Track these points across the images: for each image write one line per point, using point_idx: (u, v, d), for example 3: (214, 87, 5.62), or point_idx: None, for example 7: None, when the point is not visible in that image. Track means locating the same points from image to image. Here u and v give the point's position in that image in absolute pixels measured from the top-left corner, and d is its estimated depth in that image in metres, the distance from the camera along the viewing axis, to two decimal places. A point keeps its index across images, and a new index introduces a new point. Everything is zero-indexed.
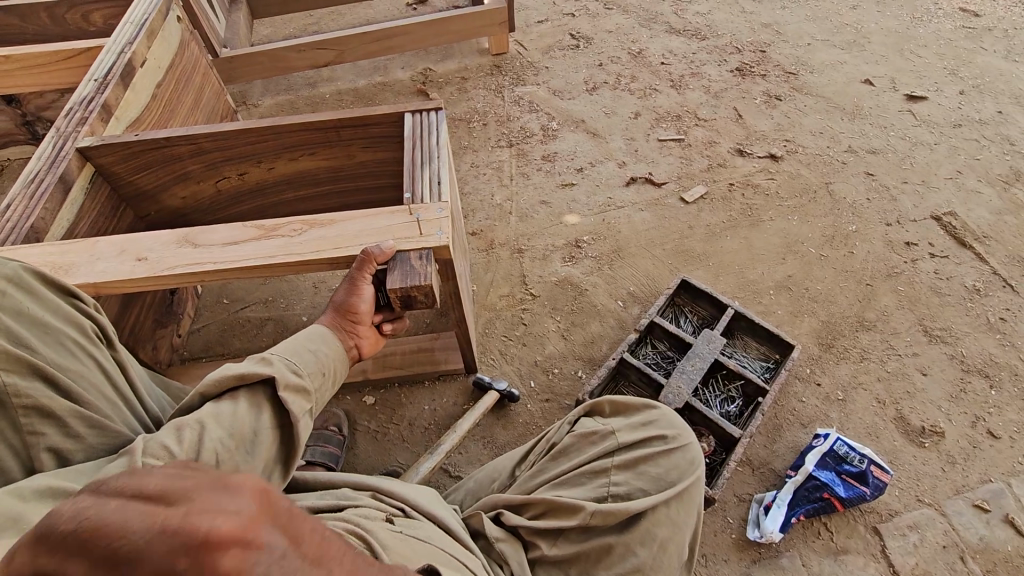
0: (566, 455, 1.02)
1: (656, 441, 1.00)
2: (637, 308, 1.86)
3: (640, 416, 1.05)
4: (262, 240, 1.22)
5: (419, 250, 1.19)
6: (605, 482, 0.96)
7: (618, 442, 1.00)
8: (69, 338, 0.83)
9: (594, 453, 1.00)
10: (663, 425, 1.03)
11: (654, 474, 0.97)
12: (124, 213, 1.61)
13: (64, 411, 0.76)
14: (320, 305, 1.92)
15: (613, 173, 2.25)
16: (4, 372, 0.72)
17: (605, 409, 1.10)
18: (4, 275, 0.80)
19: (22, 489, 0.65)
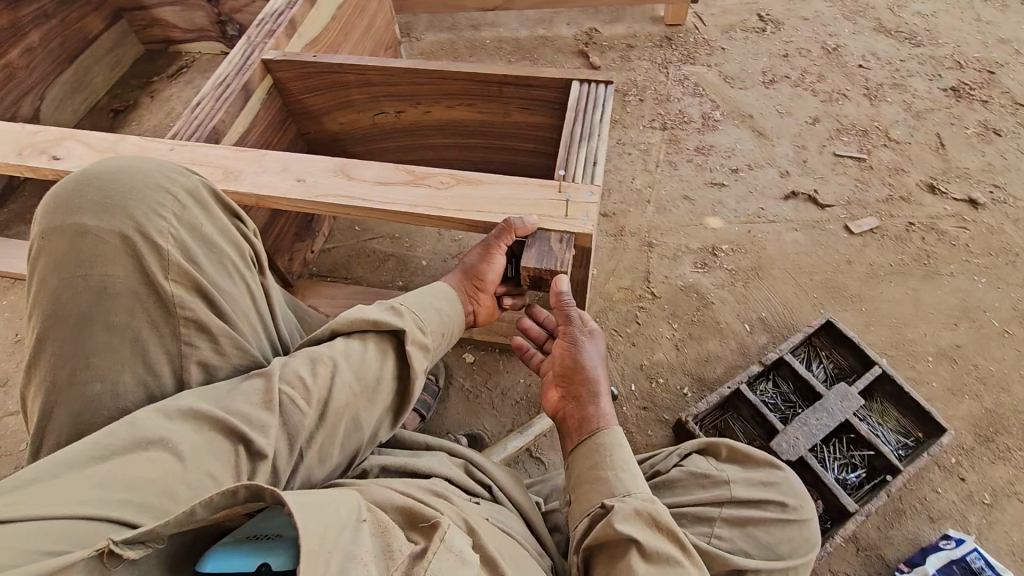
0: (674, 490, 1.03)
1: (775, 507, 0.99)
2: (764, 337, 1.69)
3: (762, 474, 1.03)
4: (411, 187, 1.22)
5: (561, 233, 1.12)
6: (711, 532, 0.95)
7: (733, 495, 0.98)
8: (229, 258, 0.87)
9: (706, 499, 0.99)
10: (785, 490, 1.02)
11: (763, 540, 0.95)
12: (289, 127, 1.70)
13: (216, 328, 0.81)
14: (441, 253, 1.95)
15: (772, 182, 2.03)
16: (173, 284, 0.79)
17: (720, 452, 1.07)
18: (184, 188, 0.86)
19: (170, 408, 0.72)
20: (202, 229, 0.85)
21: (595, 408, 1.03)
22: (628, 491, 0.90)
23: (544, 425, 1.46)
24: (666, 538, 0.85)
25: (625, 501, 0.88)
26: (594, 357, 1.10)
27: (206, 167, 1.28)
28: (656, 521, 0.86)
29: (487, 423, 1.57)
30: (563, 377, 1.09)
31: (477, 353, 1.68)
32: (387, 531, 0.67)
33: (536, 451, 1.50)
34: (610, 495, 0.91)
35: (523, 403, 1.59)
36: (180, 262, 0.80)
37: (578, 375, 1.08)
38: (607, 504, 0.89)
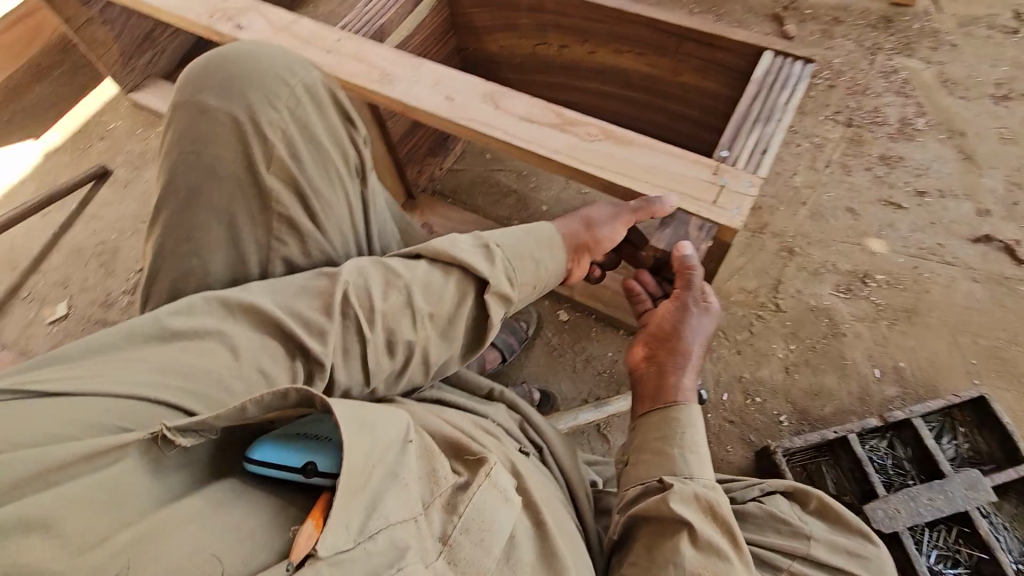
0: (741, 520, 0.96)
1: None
2: (893, 390, 1.48)
3: (851, 543, 0.93)
4: (555, 130, 1.15)
5: (703, 221, 1.02)
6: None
7: (808, 553, 0.90)
8: (333, 160, 0.88)
9: (778, 543, 0.92)
10: (871, 567, 0.91)
11: None
12: (450, 39, 1.66)
13: (306, 228, 0.84)
14: (563, 203, 1.89)
15: (964, 218, 1.71)
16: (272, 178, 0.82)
17: (810, 503, 0.98)
18: (304, 83, 0.87)
19: (232, 302, 0.75)
20: (312, 127, 0.86)
21: (679, 380, 0.93)
22: (692, 474, 0.84)
23: (620, 408, 1.43)
24: (719, 527, 0.80)
25: (684, 484, 0.82)
26: (699, 332, 0.97)
27: (366, 64, 1.29)
28: (714, 510, 0.81)
29: (562, 384, 1.54)
30: (655, 337, 0.99)
31: (572, 314, 1.64)
32: (436, 460, 0.71)
33: (604, 429, 1.46)
34: (671, 474, 0.84)
35: (604, 377, 1.55)
36: (282, 157, 0.82)
37: (673, 343, 0.97)
38: (666, 481, 0.83)
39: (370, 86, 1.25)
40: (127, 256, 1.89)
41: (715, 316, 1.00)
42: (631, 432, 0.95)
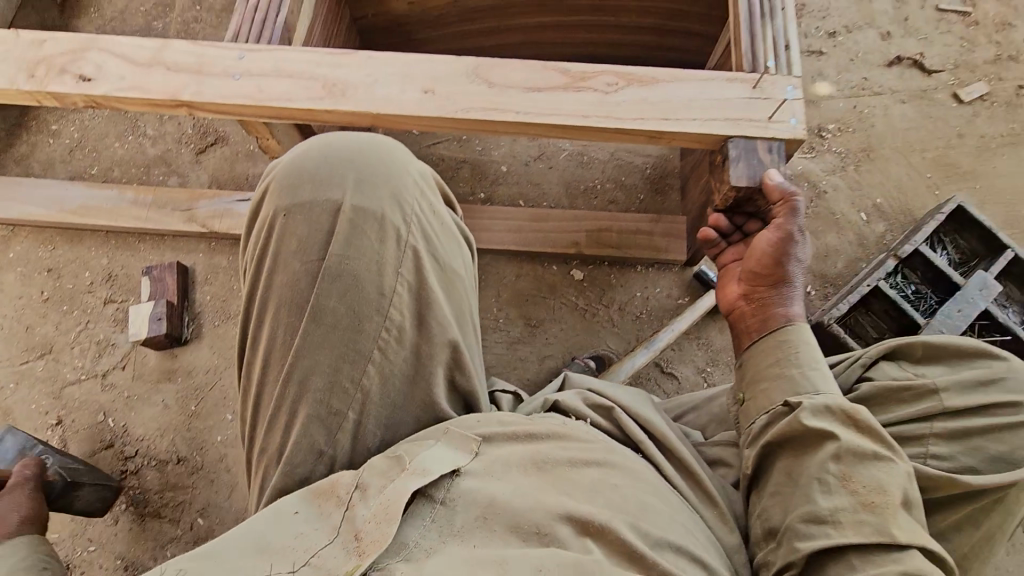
0: (881, 408, 0.98)
1: (1003, 407, 0.92)
2: (882, 225, 1.62)
3: (978, 370, 0.95)
4: (569, 93, 0.99)
5: (769, 140, 0.96)
6: (923, 451, 0.93)
7: (943, 405, 0.93)
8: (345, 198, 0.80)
9: (910, 415, 0.95)
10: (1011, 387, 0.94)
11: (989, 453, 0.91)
12: (343, 14, 1.35)
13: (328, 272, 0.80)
14: (521, 155, 1.70)
15: (874, 46, 1.83)
16: (285, 239, 0.80)
17: (916, 352, 1.01)
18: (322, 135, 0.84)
19: None
20: (327, 171, 0.81)
21: (783, 308, 0.94)
22: (813, 391, 0.87)
23: (669, 338, 1.38)
24: (866, 435, 0.82)
25: (812, 398, 0.87)
26: (803, 259, 0.95)
27: (295, 77, 1.00)
28: (855, 418, 0.83)
29: (609, 341, 1.50)
30: (758, 271, 0.96)
31: (586, 269, 1.56)
32: (338, 483, 0.73)
33: (666, 366, 1.45)
34: (795, 394, 0.88)
35: (645, 317, 1.52)
36: (294, 218, 0.80)
37: (766, 278, 0.96)
38: (787, 402, 0.89)
39: (322, 108, 0.99)
40: (31, 412, 1.47)
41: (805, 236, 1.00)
42: (739, 366, 0.99)
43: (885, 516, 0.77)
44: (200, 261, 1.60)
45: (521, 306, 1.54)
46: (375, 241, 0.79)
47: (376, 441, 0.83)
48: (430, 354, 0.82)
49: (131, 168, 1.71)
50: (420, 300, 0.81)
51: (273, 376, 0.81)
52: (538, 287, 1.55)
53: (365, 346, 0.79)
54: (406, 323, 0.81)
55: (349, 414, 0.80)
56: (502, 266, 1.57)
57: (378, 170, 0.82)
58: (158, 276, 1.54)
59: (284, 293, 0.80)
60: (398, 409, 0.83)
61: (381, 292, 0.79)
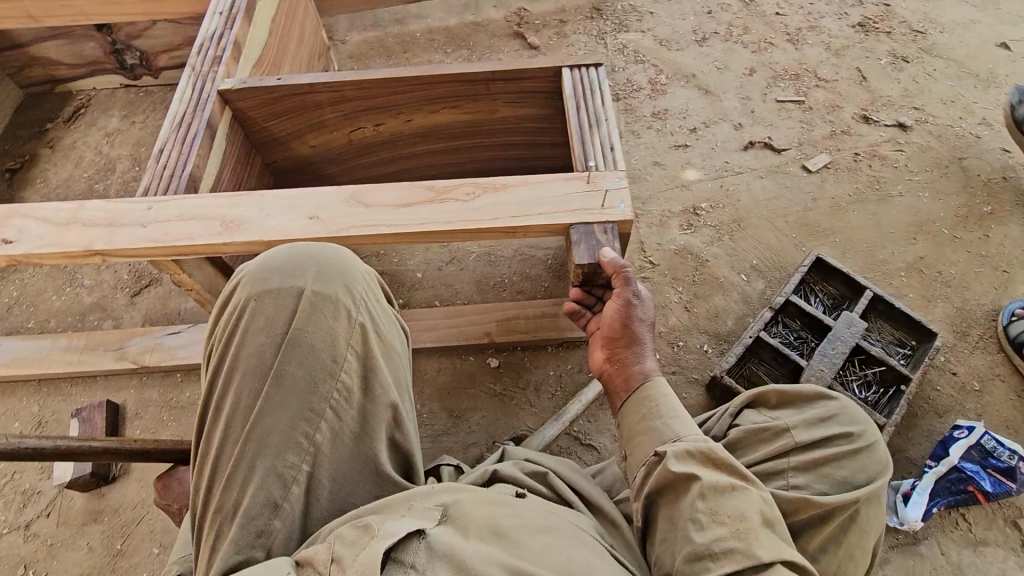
0: (746, 452, 1.14)
1: (837, 440, 1.11)
2: (761, 283, 1.81)
3: (817, 410, 1.17)
4: (434, 205, 1.16)
5: (603, 225, 1.13)
6: (786, 482, 1.07)
7: (795, 440, 1.12)
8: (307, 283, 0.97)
9: (771, 453, 1.11)
10: (842, 422, 1.14)
11: (838, 477, 1.07)
12: (254, 161, 1.56)
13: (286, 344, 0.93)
14: (434, 261, 1.87)
15: (729, 135, 2.15)
16: (251, 317, 0.94)
17: (772, 399, 1.23)
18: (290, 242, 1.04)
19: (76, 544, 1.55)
20: (293, 265, 0.98)
21: (639, 365, 1.07)
22: (677, 437, 0.97)
23: (578, 408, 1.51)
24: (725, 472, 0.91)
25: (675, 445, 0.96)
26: (645, 319, 1.10)
27: (197, 219, 1.16)
28: (712, 457, 0.92)
29: (529, 422, 1.58)
30: (611, 338, 1.09)
31: (501, 356, 1.67)
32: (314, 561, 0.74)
33: (584, 437, 1.53)
34: (663, 444, 0.97)
35: (560, 394, 1.62)
36: (261, 302, 0.95)
37: (622, 341, 1.08)
38: (657, 453, 0.96)
39: (220, 242, 1.13)
40: None
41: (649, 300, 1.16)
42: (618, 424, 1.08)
43: (750, 541, 0.82)
44: (131, 396, 1.65)
45: (444, 399, 1.62)
46: (332, 318, 0.94)
47: (326, 499, 0.91)
48: (374, 413, 0.94)
49: (66, 317, 1.81)
50: (366, 368, 0.95)
51: (236, 437, 0.90)
52: (459, 378, 1.65)
53: (320, 406, 0.90)
54: (356, 388, 0.94)
55: (305, 464, 0.89)
56: (423, 363, 1.67)
57: (335, 266, 0.99)
58: (87, 416, 1.58)
59: (252, 361, 0.92)
60: (346, 466, 0.93)
61: (334, 361, 0.92)
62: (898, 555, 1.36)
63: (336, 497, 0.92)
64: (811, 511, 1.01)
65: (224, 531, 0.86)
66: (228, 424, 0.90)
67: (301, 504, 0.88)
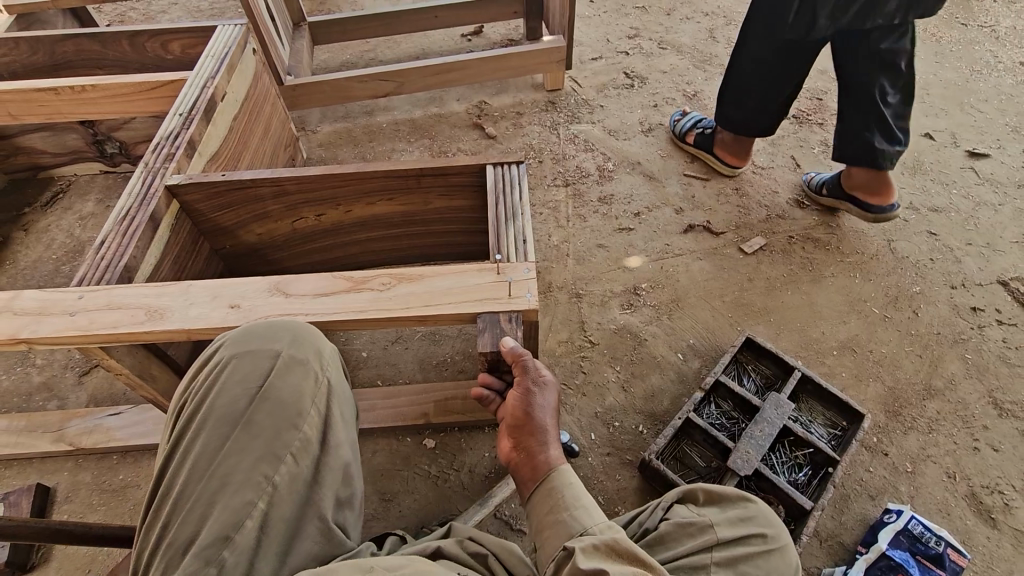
0: (665, 545, 0.98)
1: (754, 539, 0.97)
2: (697, 362, 1.85)
3: (738, 508, 1.01)
4: (351, 294, 1.24)
5: (508, 313, 1.19)
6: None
7: (718, 537, 0.96)
8: (285, 341, 0.97)
9: (690, 548, 0.96)
10: (761, 522, 1.00)
11: None
12: (202, 246, 1.65)
13: (254, 397, 0.90)
14: (380, 340, 1.92)
15: (670, 219, 2.26)
16: (225, 373, 0.92)
17: (699, 497, 1.05)
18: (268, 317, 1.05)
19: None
20: (274, 326, 0.99)
21: (545, 452, 1.04)
22: (583, 528, 0.94)
23: (504, 494, 1.50)
24: (625, 560, 0.87)
25: (582, 540, 0.91)
26: (547, 405, 1.09)
27: (124, 308, 1.23)
28: (616, 549, 0.89)
29: (460, 504, 1.57)
30: (514, 424, 1.08)
31: (437, 436, 1.69)
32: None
33: (513, 521, 1.51)
34: (574, 540, 0.92)
35: (493, 476, 1.61)
36: (238, 359, 0.93)
37: (529, 426, 1.06)
38: (568, 546, 0.91)
39: (142, 329, 1.19)
40: None
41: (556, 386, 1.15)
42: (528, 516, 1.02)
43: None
44: (64, 479, 1.65)
45: (377, 481, 1.62)
46: (304, 372, 0.93)
47: (274, 551, 0.81)
48: (331, 467, 0.89)
49: (12, 397, 1.83)
50: (329, 421, 0.92)
51: (195, 480, 0.83)
52: (393, 460, 1.65)
53: (283, 448, 0.86)
54: (316, 441, 0.90)
55: (261, 501, 0.82)
56: (359, 443, 1.68)
57: (311, 329, 1.00)
58: (14, 501, 1.57)
59: (224, 407, 0.88)
60: (299, 518, 0.85)
61: (300, 408, 0.90)
62: None
63: (285, 548, 0.83)
64: None
65: (169, 572, 0.77)
66: (190, 468, 0.84)
67: (251, 546, 0.79)
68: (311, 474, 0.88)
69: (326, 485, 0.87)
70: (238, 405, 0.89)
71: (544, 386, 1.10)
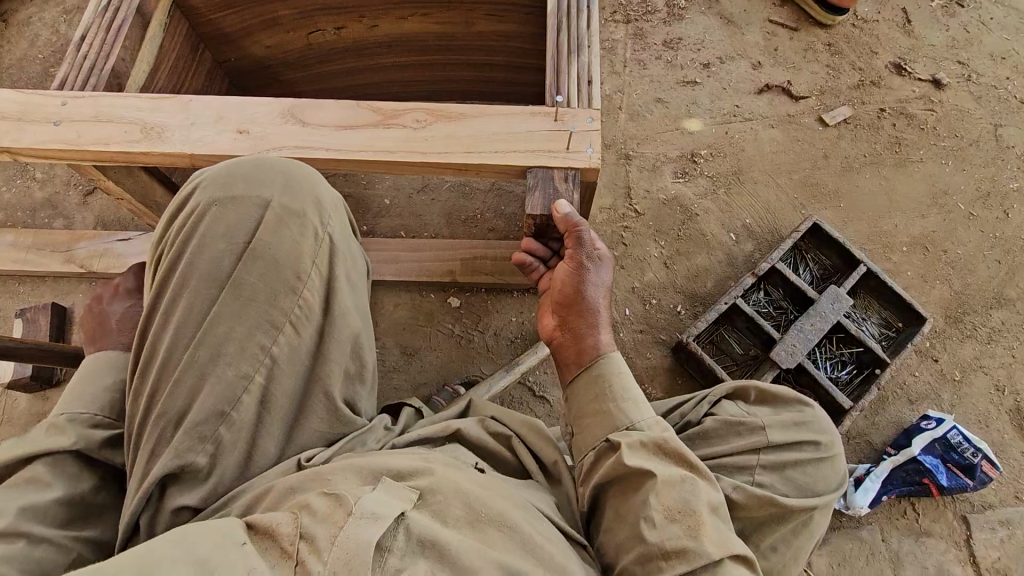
0: (709, 441, 0.91)
1: (806, 446, 0.91)
2: (750, 245, 1.68)
3: (793, 413, 0.93)
4: (378, 130, 1.04)
5: (564, 170, 1.00)
6: (751, 479, 0.87)
7: (769, 440, 0.89)
8: (274, 191, 0.82)
9: (740, 446, 0.89)
10: (814, 429, 0.93)
11: (802, 482, 0.88)
12: (204, 55, 1.40)
13: (243, 258, 0.79)
14: (404, 187, 1.75)
15: (745, 75, 1.93)
16: (207, 226, 0.79)
17: (749, 395, 0.97)
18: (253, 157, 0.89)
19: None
20: (261, 171, 0.84)
21: (594, 335, 0.91)
22: (631, 424, 0.84)
23: (531, 361, 1.42)
24: (672, 460, 0.80)
25: (627, 434, 0.83)
26: (601, 284, 0.95)
27: (115, 122, 1.04)
28: (663, 448, 0.81)
29: (483, 367, 1.52)
30: (561, 302, 0.95)
31: (462, 296, 1.59)
32: (275, 526, 0.59)
33: (536, 388, 1.47)
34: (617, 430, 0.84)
35: (518, 342, 1.55)
36: (219, 211, 0.80)
37: (578, 304, 0.93)
38: (612, 438, 0.83)
39: (138, 151, 1.02)
40: None
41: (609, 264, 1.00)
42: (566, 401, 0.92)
43: (700, 537, 0.73)
44: (80, 301, 1.61)
45: (398, 336, 1.56)
46: (299, 231, 0.81)
47: (279, 421, 0.79)
48: (336, 336, 0.81)
49: (16, 212, 1.72)
50: (330, 287, 0.82)
51: (182, 345, 0.76)
52: (415, 316, 1.58)
53: (279, 316, 0.78)
54: (316, 309, 0.81)
55: (258, 374, 0.76)
56: (380, 295, 1.60)
57: (306, 177, 0.85)
58: (31, 318, 1.54)
59: (207, 267, 0.78)
60: (302, 389, 0.81)
61: (298, 273, 0.80)
62: (837, 538, 1.34)
63: (290, 420, 0.80)
64: (771, 511, 0.84)
65: (164, 441, 0.74)
66: (176, 332, 0.76)
67: (253, 421, 0.76)
68: (314, 344, 0.81)
69: (331, 357, 0.81)
70: (225, 265, 0.78)
71: (600, 262, 0.95)
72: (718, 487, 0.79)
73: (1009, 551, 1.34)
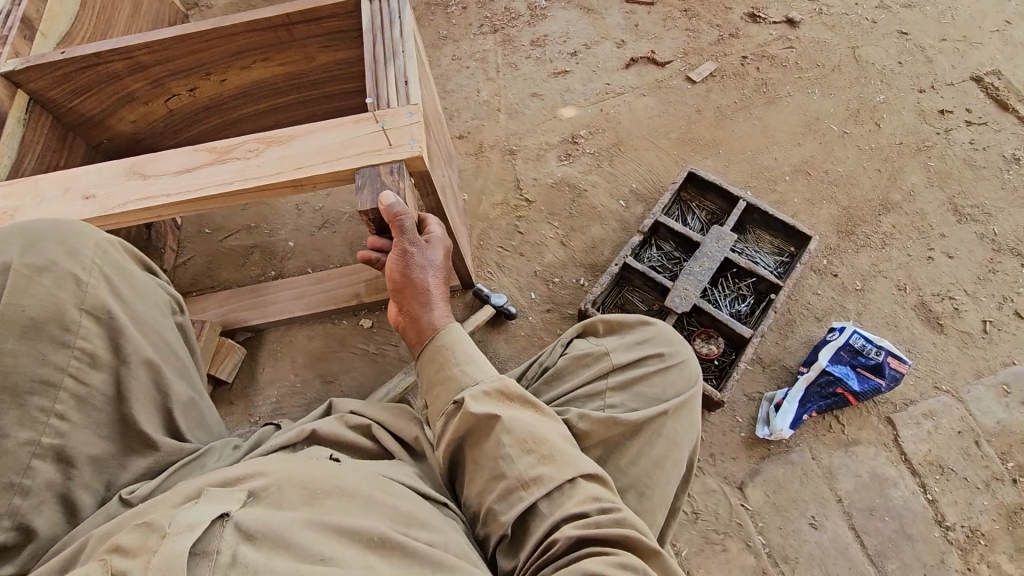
0: (562, 379, 0.96)
1: (652, 359, 0.95)
2: (640, 207, 1.74)
3: (634, 334, 0.99)
4: (216, 166, 1.10)
5: (389, 164, 1.06)
6: (601, 404, 0.90)
7: (614, 363, 0.94)
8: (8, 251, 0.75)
9: (586, 378, 0.94)
10: (658, 342, 0.98)
11: (650, 394, 0.91)
12: (75, 142, 1.47)
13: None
14: (305, 227, 1.80)
15: (611, 55, 2.01)
16: None
17: (599, 329, 1.02)
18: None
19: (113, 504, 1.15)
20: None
21: (430, 313, 0.96)
22: (475, 381, 0.88)
23: None
24: (517, 404, 0.85)
25: (473, 387, 0.86)
26: (430, 264, 1.00)
27: None
28: (508, 393, 0.86)
29: None
30: (396, 288, 0.99)
31: (373, 315, 1.64)
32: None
33: None
34: (460, 392, 0.87)
35: None
36: None
37: (411, 288, 0.98)
38: (457, 398, 0.86)
39: None
40: None
41: (444, 244, 1.05)
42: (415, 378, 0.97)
43: (557, 465, 0.79)
44: None
45: (316, 365, 1.59)
46: (53, 286, 0.75)
47: (92, 476, 0.77)
48: (135, 378, 0.79)
49: None
50: (112, 330, 0.78)
51: None
52: (330, 344, 1.62)
53: (53, 383, 0.73)
54: (101, 360, 0.77)
55: (44, 441, 0.72)
56: (295, 332, 1.64)
57: (66, 225, 0.81)
58: None
59: None
60: (113, 438, 0.79)
61: (56, 328, 0.74)
62: (768, 465, 1.34)
63: (105, 470, 0.78)
64: (619, 431, 0.87)
65: None
66: None
67: (56, 484, 0.73)
68: (112, 393, 0.78)
69: (135, 400, 0.79)
70: None
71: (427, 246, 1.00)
72: (559, 420, 0.86)
73: (936, 442, 1.34)
